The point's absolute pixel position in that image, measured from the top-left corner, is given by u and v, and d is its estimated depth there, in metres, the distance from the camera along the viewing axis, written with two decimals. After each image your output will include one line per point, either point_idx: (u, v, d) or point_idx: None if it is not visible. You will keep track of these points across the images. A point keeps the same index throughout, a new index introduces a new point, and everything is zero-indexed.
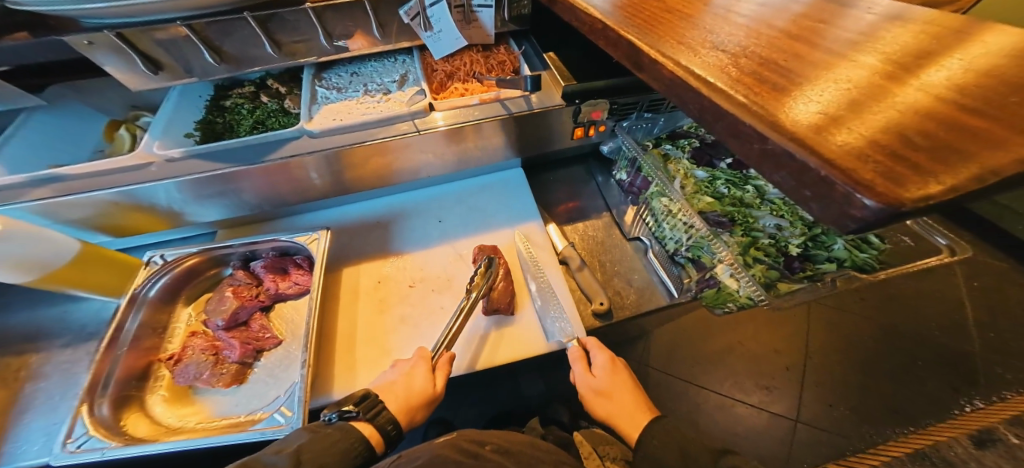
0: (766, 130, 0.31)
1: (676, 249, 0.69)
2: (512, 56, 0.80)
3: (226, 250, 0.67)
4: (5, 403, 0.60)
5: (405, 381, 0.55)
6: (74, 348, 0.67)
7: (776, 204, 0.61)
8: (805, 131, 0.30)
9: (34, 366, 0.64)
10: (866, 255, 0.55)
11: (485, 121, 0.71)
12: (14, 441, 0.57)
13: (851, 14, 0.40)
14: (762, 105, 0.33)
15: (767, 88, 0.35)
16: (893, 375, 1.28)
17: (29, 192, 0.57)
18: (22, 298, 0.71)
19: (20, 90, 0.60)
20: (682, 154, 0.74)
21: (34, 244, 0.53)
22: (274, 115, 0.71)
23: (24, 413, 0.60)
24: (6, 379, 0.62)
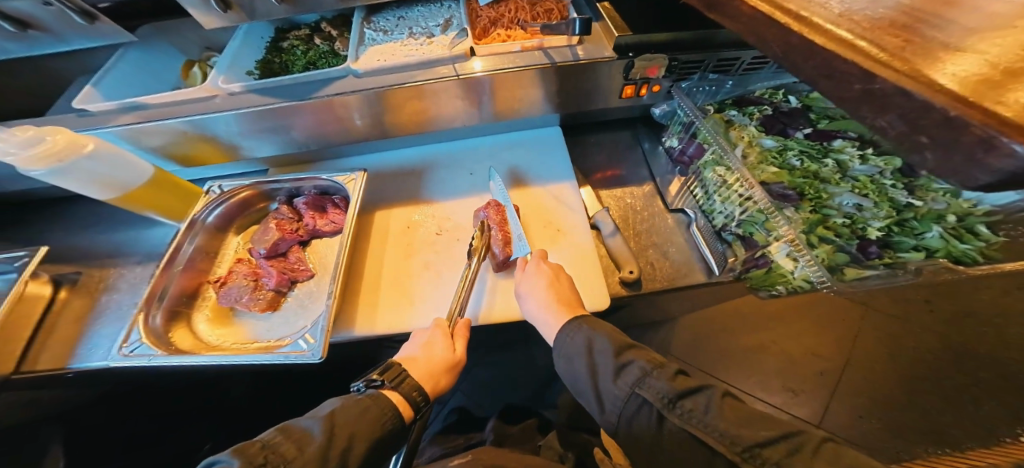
0: (875, 66, 0.25)
1: (726, 224, 0.64)
2: (561, 5, 0.72)
3: (274, 185, 0.71)
4: (85, 308, 0.70)
5: (426, 352, 0.55)
6: (141, 266, 0.75)
7: (860, 182, 0.53)
8: (930, 67, 0.23)
9: (110, 279, 0.73)
10: (967, 247, 0.46)
11: (526, 69, 0.65)
12: (90, 341, 0.65)
13: None
14: (872, 41, 0.27)
15: (881, 23, 0.28)
16: (945, 396, 1.14)
17: (115, 118, 0.61)
18: (99, 218, 0.80)
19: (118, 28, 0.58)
20: (749, 121, 0.64)
21: (119, 166, 0.56)
22: (325, 57, 0.68)
23: (97, 319, 0.68)
24: (88, 288, 0.72)
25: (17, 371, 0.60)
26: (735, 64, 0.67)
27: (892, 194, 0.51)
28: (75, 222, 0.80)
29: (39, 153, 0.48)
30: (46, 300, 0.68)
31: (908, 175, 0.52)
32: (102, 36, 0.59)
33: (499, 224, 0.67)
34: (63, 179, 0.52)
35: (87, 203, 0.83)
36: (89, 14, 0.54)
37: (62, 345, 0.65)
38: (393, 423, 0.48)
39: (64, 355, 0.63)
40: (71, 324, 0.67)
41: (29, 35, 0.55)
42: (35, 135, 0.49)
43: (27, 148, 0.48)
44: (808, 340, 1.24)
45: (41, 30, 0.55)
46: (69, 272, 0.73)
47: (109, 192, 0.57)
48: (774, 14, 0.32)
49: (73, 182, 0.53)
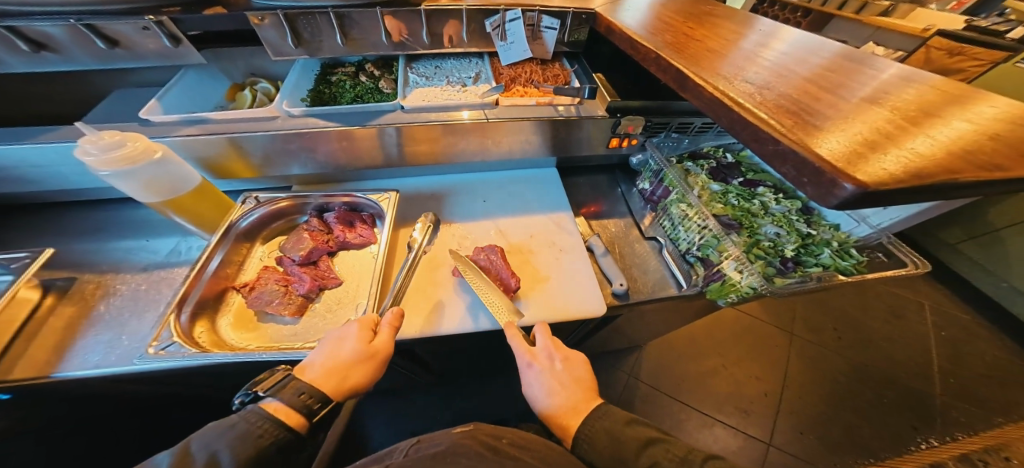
0: (782, 136, 0.43)
1: (688, 248, 0.81)
2: (565, 72, 0.94)
3: (307, 200, 0.78)
4: (77, 316, 0.64)
5: (333, 352, 0.54)
6: (148, 273, 0.73)
7: (777, 216, 0.74)
8: (804, 138, 0.42)
9: (109, 287, 0.69)
10: (848, 263, 0.67)
11: (540, 119, 0.83)
12: (79, 349, 0.59)
13: (854, 74, 0.54)
14: (779, 120, 0.45)
15: (785, 112, 0.47)
16: (862, 412, 1.33)
17: (179, 130, 0.68)
18: (96, 229, 0.78)
19: (194, 52, 0.70)
20: (702, 171, 0.86)
21: (172, 173, 0.61)
22: (371, 92, 0.83)
23: (91, 326, 0.63)
24: (82, 295, 0.67)
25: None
26: (690, 127, 0.91)
27: (797, 225, 0.72)
28: (72, 229, 0.77)
29: (117, 156, 0.54)
30: (33, 305, 0.63)
31: (806, 213, 0.74)
32: (176, 57, 0.70)
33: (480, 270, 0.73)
34: (121, 182, 0.56)
35: (86, 211, 0.81)
36: (176, 39, 0.66)
37: (39, 355, 0.58)
38: (270, 438, 0.43)
39: (44, 365, 0.57)
40: (59, 330, 0.62)
41: (111, 51, 0.65)
42: (117, 141, 0.54)
43: (109, 150, 0.53)
44: (750, 365, 1.43)
45: (124, 48, 0.65)
46: (60, 280, 0.69)
47: (156, 196, 0.60)
48: (725, 99, 0.51)
49: (134, 186, 0.57)
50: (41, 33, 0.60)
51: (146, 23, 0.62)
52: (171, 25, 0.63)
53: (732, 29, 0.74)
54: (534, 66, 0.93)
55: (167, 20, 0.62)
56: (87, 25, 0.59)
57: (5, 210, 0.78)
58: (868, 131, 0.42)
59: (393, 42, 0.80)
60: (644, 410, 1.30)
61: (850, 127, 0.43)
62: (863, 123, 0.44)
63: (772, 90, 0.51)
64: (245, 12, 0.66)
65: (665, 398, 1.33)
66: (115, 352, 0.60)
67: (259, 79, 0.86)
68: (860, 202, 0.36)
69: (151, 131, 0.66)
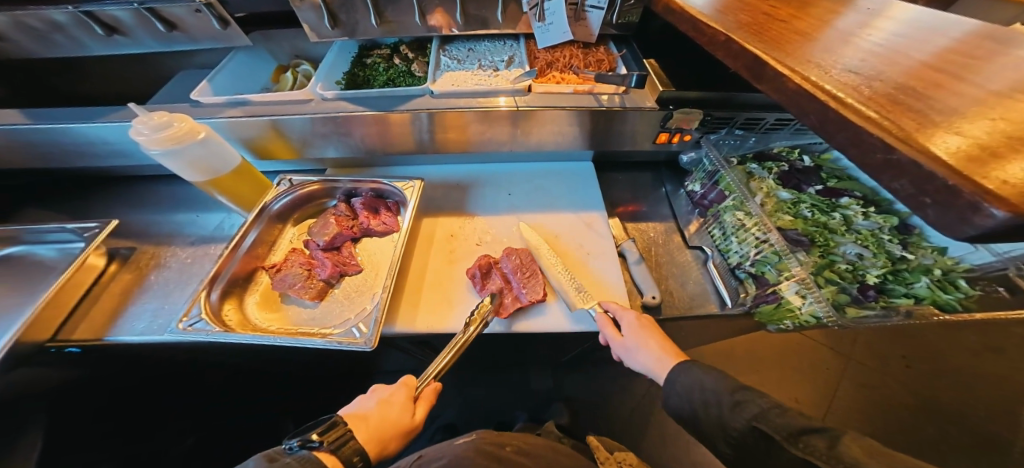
0: (896, 141, 0.32)
1: (740, 262, 0.70)
2: (611, 57, 0.84)
3: (336, 184, 0.80)
4: (132, 283, 0.73)
5: (382, 410, 0.57)
6: (196, 248, 0.79)
7: (861, 234, 0.60)
8: (935, 141, 0.30)
9: (160, 258, 0.77)
10: (950, 297, 0.53)
11: (578, 109, 0.75)
12: (129, 316, 0.67)
13: (1013, 54, 0.39)
14: (892, 120, 0.34)
15: (900, 108, 0.35)
16: (923, 451, 1.13)
17: (224, 111, 0.71)
18: (162, 203, 0.87)
19: (242, 33, 0.70)
20: (768, 175, 0.74)
21: (217, 156, 0.64)
22: (403, 77, 0.81)
23: (142, 294, 0.71)
24: (138, 264, 0.76)
25: (54, 339, 0.61)
26: (760, 123, 0.77)
27: (888, 247, 0.59)
28: (142, 202, 0.87)
29: (162, 137, 0.57)
30: (99, 272, 0.72)
31: (904, 233, 0.60)
32: (225, 40, 0.71)
33: (502, 274, 0.70)
34: (170, 161, 0.60)
35: (156, 186, 0.90)
36: (224, 21, 0.66)
37: (103, 318, 0.67)
38: None
39: (104, 327, 0.65)
40: (117, 296, 0.70)
41: (170, 33, 0.67)
42: (164, 121, 0.57)
43: (156, 131, 0.57)
44: (790, 386, 1.24)
45: (181, 31, 0.68)
46: (124, 248, 0.78)
47: (200, 175, 0.64)
48: (815, 92, 0.40)
49: (177, 165, 0.61)
50: (113, 17, 0.64)
51: (198, 6, 0.62)
52: (220, 8, 0.63)
53: (826, 3, 0.60)
54: (575, 50, 0.85)
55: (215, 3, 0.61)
56: (148, 8, 0.61)
57: (95, 181, 0.89)
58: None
59: (431, 23, 0.76)
60: (667, 427, 1.20)
61: (1010, 127, 0.30)
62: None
63: (882, 79, 0.39)
64: None
65: None
66: (157, 321, 0.67)
67: (302, 61, 0.88)
68: (1017, 236, 0.25)
69: (202, 113, 0.70)
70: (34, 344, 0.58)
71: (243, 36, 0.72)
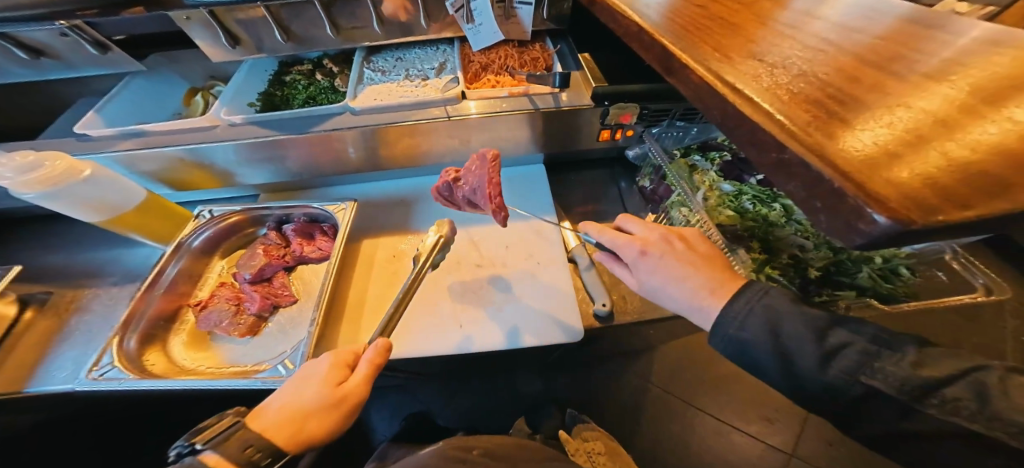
0: (787, 140, 0.29)
1: None
2: (546, 53, 0.80)
3: (264, 212, 0.73)
4: (51, 331, 0.60)
5: (296, 391, 0.45)
6: (120, 287, 0.66)
7: (803, 226, 0.58)
8: (821, 140, 0.28)
9: (84, 300, 0.64)
10: (894, 286, 0.52)
11: (513, 114, 0.72)
12: (47, 368, 0.56)
13: (913, 37, 0.38)
14: (785, 116, 0.32)
15: (797, 101, 0.33)
16: None
17: (115, 144, 0.64)
18: None
19: (126, 56, 0.67)
20: (711, 166, 0.72)
21: (115, 190, 0.57)
22: (325, 93, 0.76)
23: (62, 343, 0.59)
24: (58, 309, 0.63)
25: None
26: (698, 114, 0.76)
27: (830, 236, 0.57)
28: None
29: (30, 179, 0.50)
30: (10, 321, 0.59)
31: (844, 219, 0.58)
32: (109, 64, 0.67)
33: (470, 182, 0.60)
34: (57, 204, 0.54)
35: (49, 221, 0.77)
36: (101, 44, 0.62)
37: (17, 372, 0.55)
38: None
39: (16, 380, 0.54)
40: (33, 345, 0.58)
41: (40, 61, 0.62)
42: (31, 162, 0.51)
43: (21, 173, 0.50)
44: None
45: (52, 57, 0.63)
46: (41, 292, 0.65)
47: (99, 215, 0.57)
48: (715, 86, 0.38)
49: (62, 208, 0.54)
50: None
51: (62, 29, 0.58)
52: (89, 30, 0.59)
53: None
54: (511, 50, 0.81)
55: (83, 25, 0.58)
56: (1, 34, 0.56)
57: None
58: (953, 128, 0.27)
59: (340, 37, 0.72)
60: (652, 422, 1.18)
61: (896, 120, 0.29)
62: (919, 112, 0.29)
63: (791, 67, 0.37)
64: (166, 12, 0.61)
65: (676, 403, 1.18)
66: (81, 370, 0.56)
67: (218, 82, 0.82)
68: (898, 243, 0.23)
69: (90, 148, 0.63)
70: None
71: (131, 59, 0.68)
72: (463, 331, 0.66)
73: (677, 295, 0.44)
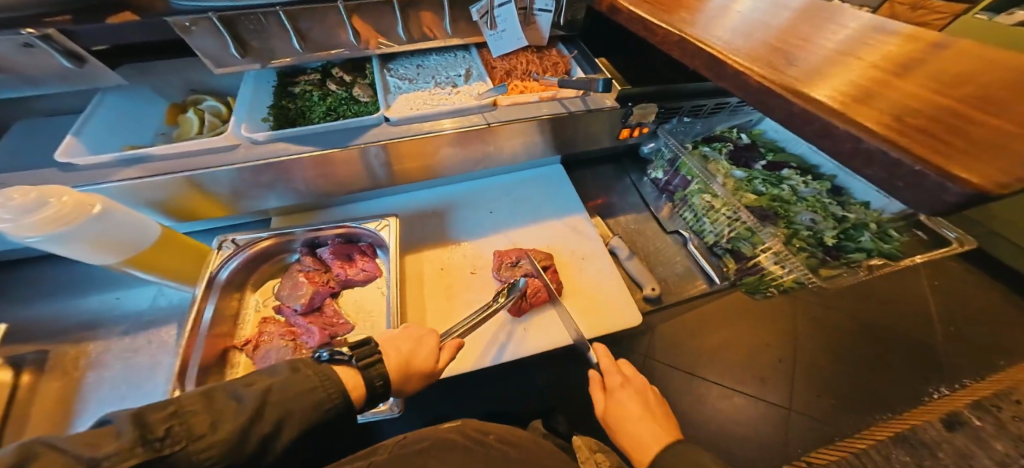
0: (861, 132, 0.34)
1: (716, 241, 0.78)
2: (564, 59, 0.84)
3: (293, 236, 0.67)
4: (66, 395, 0.51)
5: (413, 344, 0.51)
6: (134, 335, 0.58)
7: (809, 201, 0.71)
8: (898, 131, 0.32)
9: (94, 354, 0.55)
10: (890, 246, 0.63)
11: (543, 118, 0.74)
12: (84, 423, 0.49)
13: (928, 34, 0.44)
14: (856, 111, 0.36)
15: (856, 97, 0.37)
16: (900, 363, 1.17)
17: (120, 172, 0.54)
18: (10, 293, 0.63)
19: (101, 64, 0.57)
20: (721, 156, 0.82)
21: (126, 224, 0.49)
22: (346, 103, 0.72)
23: (86, 400, 0.51)
24: (63, 368, 0.53)
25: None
26: (702, 110, 0.85)
27: (832, 209, 0.69)
28: None
29: (41, 218, 0.42)
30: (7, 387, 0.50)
31: (836, 194, 0.72)
32: (76, 75, 0.57)
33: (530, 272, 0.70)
34: (61, 246, 0.45)
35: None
36: (74, 55, 0.53)
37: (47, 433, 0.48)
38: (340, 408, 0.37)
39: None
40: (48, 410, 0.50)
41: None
42: (35, 198, 0.42)
43: (24, 214, 0.41)
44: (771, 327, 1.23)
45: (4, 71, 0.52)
46: (31, 352, 0.54)
47: (113, 255, 0.49)
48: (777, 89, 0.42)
49: (72, 248, 0.46)
50: None
51: (27, 39, 0.48)
52: (62, 40, 0.50)
53: None
54: (532, 56, 0.82)
55: (57, 33, 0.49)
56: None
57: None
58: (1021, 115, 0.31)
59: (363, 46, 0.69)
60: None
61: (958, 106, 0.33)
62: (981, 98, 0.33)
63: (841, 65, 0.42)
64: (165, 18, 0.53)
65: None
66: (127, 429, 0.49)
67: (204, 96, 0.73)
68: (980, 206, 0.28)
69: (87, 179, 0.53)
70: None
71: (104, 69, 0.58)
72: (532, 332, 0.67)
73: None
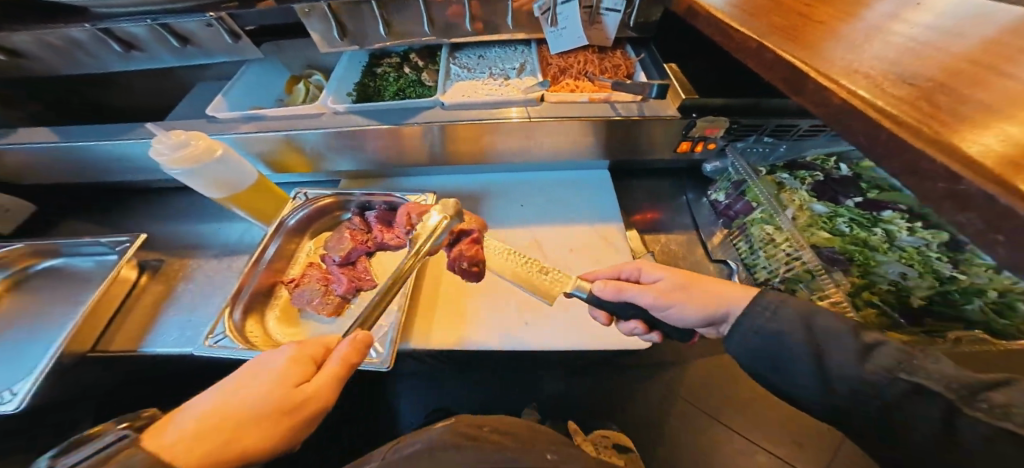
0: (964, 168, 0.24)
1: (767, 279, 0.68)
2: (628, 62, 0.80)
3: (349, 197, 0.78)
4: (161, 295, 0.72)
5: (262, 392, 0.42)
6: (218, 260, 0.77)
7: (907, 253, 0.57)
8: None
9: (187, 269, 0.76)
10: (1005, 322, 0.52)
11: (591, 120, 0.71)
12: (161, 326, 0.67)
13: None
14: (963, 143, 0.26)
15: (970, 126, 0.27)
16: None
17: (238, 126, 0.71)
18: (169, 209, 0.86)
19: (255, 49, 0.72)
20: (800, 185, 0.69)
21: (237, 170, 0.64)
22: (414, 86, 0.80)
23: (170, 307, 0.70)
24: (168, 275, 0.75)
25: (94, 349, 0.62)
26: (790, 131, 0.73)
27: (937, 265, 0.55)
28: (149, 212, 0.86)
29: (186, 155, 0.57)
30: (132, 283, 0.71)
31: (955, 250, 0.55)
32: (237, 52, 0.72)
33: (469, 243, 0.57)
34: (190, 179, 0.60)
35: (172, 194, 0.89)
36: (234, 34, 0.67)
37: (137, 328, 0.67)
38: None
39: (136, 338, 0.65)
40: (146, 309, 0.70)
41: (184, 49, 0.68)
42: (182, 140, 0.57)
43: (177, 149, 0.57)
44: None
45: (195, 45, 0.68)
46: (154, 259, 0.77)
47: (218, 192, 0.64)
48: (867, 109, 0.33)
49: (196, 183, 0.61)
50: (130, 35, 0.63)
51: (209, 20, 0.63)
52: (230, 21, 0.64)
53: None
54: (590, 55, 0.80)
55: (226, 17, 0.63)
56: (161, 24, 0.62)
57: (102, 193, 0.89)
58: None
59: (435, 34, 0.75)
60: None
61: None
62: None
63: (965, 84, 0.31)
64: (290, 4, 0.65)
65: None
66: (184, 334, 0.66)
67: (314, 71, 0.87)
68: None
69: (215, 129, 0.70)
70: (76, 355, 0.59)
71: (255, 49, 0.73)
72: (530, 332, 0.66)
73: (688, 313, 0.47)
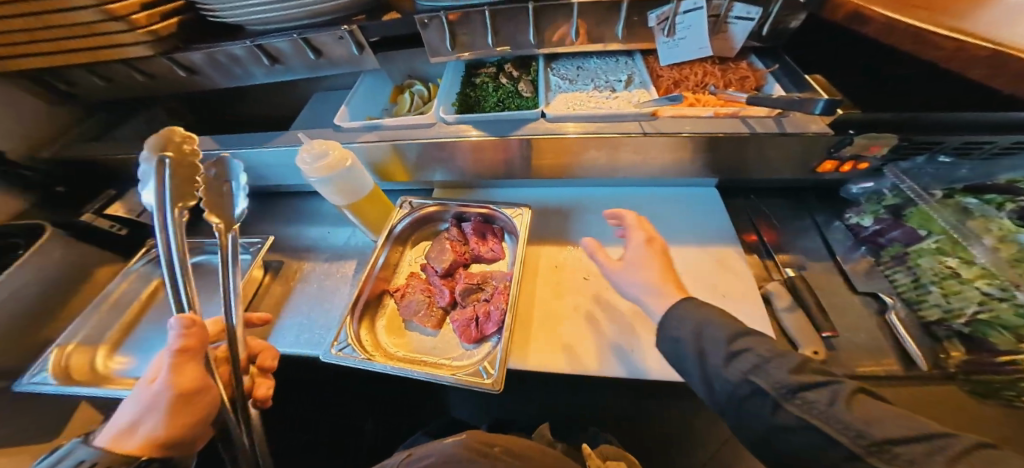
0: None
1: (939, 319, 0.55)
2: (758, 73, 0.71)
3: (446, 207, 0.80)
4: (282, 295, 0.77)
5: (122, 425, 0.36)
6: (330, 264, 0.82)
7: None
8: None
9: (304, 271, 0.81)
10: None
11: (722, 136, 0.63)
12: (280, 327, 0.72)
13: None
14: None
15: None
16: None
17: (361, 136, 0.75)
18: (286, 212, 0.95)
19: (376, 63, 0.74)
20: (1001, 213, 0.55)
21: (358, 179, 0.67)
22: (513, 97, 0.78)
23: (287, 307, 0.75)
24: (288, 276, 0.81)
25: None
26: (980, 148, 0.59)
27: None
28: (270, 214, 0.95)
29: (324, 163, 0.61)
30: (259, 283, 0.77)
31: None
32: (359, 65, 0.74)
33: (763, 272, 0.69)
34: (322, 186, 0.64)
35: (288, 198, 0.97)
36: (361, 46, 0.69)
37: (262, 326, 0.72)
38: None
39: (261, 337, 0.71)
40: (269, 308, 0.75)
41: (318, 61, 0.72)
42: (322, 150, 0.61)
43: (318, 157, 0.61)
44: None
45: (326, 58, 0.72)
46: (276, 260, 0.84)
47: (341, 199, 0.67)
48: None
49: (329, 190, 0.65)
50: (277, 48, 0.70)
51: (342, 33, 0.66)
52: (360, 33, 0.67)
53: None
54: (710, 67, 0.73)
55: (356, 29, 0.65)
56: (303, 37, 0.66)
57: None
58: None
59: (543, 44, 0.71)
60: None
61: None
62: None
63: None
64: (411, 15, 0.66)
65: None
66: (300, 337, 0.70)
67: (416, 81, 0.90)
68: None
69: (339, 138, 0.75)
70: None
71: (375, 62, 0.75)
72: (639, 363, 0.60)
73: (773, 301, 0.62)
